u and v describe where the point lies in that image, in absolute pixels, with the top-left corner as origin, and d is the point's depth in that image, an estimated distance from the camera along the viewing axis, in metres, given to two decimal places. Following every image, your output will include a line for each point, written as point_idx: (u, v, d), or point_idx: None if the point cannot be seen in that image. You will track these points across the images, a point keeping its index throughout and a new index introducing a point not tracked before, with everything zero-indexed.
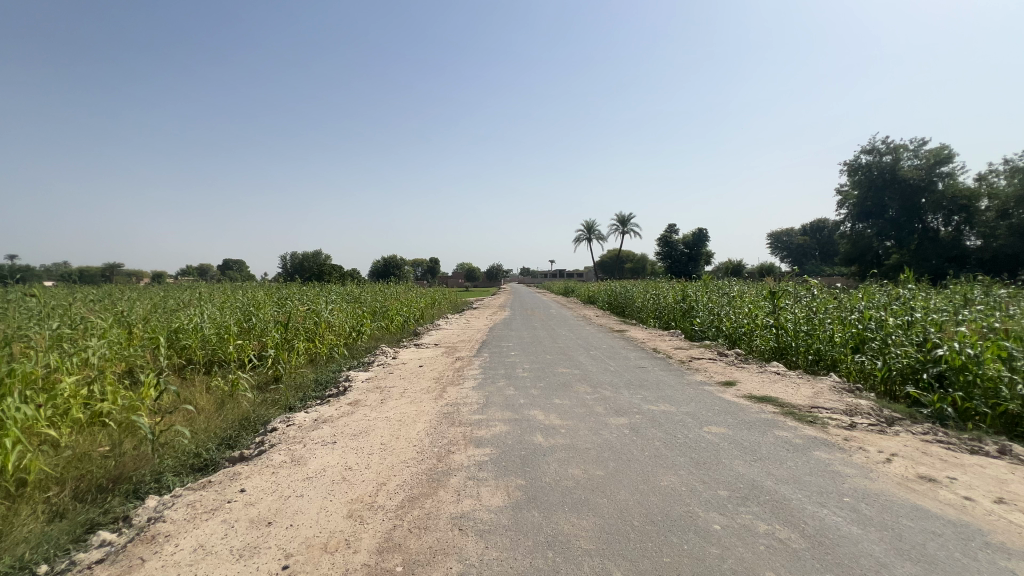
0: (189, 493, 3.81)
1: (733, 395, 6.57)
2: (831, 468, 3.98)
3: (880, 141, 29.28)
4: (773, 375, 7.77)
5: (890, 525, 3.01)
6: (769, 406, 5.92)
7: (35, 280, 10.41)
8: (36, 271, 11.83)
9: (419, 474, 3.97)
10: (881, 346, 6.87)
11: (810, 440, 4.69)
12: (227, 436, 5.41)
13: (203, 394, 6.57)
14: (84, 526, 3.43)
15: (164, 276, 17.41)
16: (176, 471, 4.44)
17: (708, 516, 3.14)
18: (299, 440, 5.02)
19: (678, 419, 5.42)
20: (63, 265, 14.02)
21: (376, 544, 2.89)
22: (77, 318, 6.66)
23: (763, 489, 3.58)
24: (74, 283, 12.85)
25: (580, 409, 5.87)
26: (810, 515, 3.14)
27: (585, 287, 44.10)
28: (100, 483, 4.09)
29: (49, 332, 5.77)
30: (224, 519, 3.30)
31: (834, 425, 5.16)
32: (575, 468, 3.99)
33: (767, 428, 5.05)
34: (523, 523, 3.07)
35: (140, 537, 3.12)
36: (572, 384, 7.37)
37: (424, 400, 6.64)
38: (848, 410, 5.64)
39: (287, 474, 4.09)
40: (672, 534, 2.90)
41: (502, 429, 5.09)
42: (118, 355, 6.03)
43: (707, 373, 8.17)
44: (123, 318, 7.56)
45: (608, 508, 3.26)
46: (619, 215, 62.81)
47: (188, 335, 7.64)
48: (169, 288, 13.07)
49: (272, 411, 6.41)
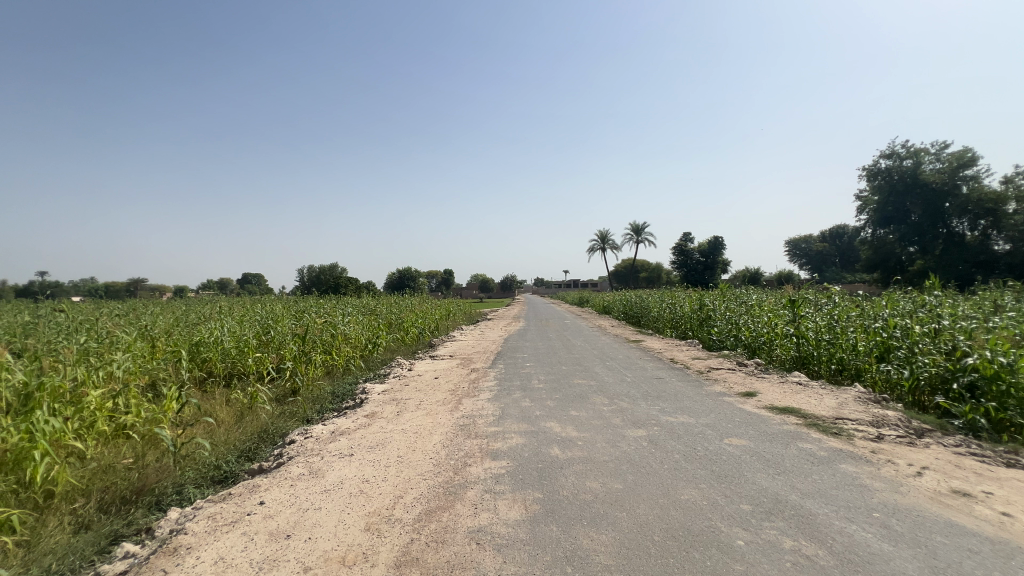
0: (209, 506, 3.84)
1: (754, 406, 6.43)
2: (858, 482, 3.86)
3: (900, 146, 28.64)
4: (795, 386, 7.59)
5: (923, 542, 2.89)
6: (792, 418, 5.77)
7: (65, 295, 10.88)
8: (63, 287, 12.21)
9: (437, 487, 3.95)
10: (907, 355, 6.67)
11: (835, 453, 4.55)
12: (247, 448, 5.47)
13: (224, 407, 6.68)
14: (108, 538, 3.47)
15: (184, 290, 18.09)
16: (197, 483, 4.50)
17: (732, 531, 3.05)
18: (317, 452, 5.06)
19: (698, 431, 5.31)
20: (90, 281, 14.74)
21: (394, 558, 2.87)
22: (103, 333, 6.83)
23: (788, 503, 3.48)
24: (99, 297, 13.49)
25: (597, 421, 5.80)
26: (837, 531, 3.05)
27: (599, 297, 44.16)
28: (124, 495, 4.15)
29: (77, 347, 5.93)
30: (244, 532, 3.33)
31: (860, 436, 5.01)
32: (592, 481, 3.94)
33: (790, 440, 4.93)
34: (541, 537, 3.03)
35: (161, 549, 3.16)
36: (588, 395, 7.28)
37: (440, 412, 6.65)
38: (875, 422, 5.47)
39: (305, 487, 4.11)
40: (694, 550, 2.84)
41: (518, 442, 5.06)
42: (142, 369, 6.17)
43: (726, 383, 8.01)
44: (147, 331, 7.77)
45: (628, 522, 3.21)
46: (634, 226, 63.72)
47: (208, 348, 7.86)
48: (186, 296, 15.79)
49: (290, 424, 6.45)
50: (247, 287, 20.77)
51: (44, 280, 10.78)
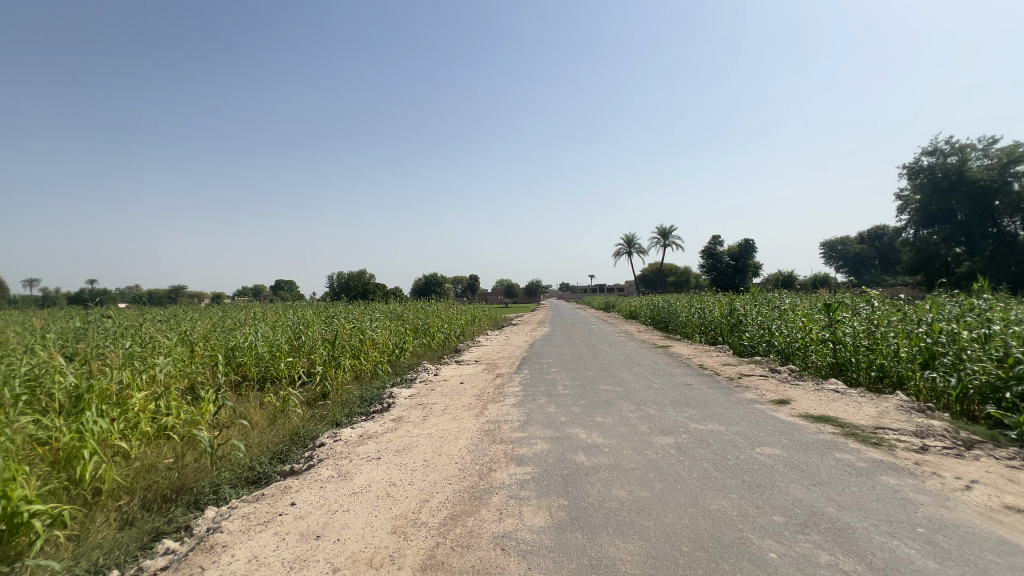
0: (244, 505, 3.98)
1: (787, 414, 6.22)
2: (900, 495, 3.67)
3: (944, 141, 27.37)
4: (832, 394, 7.31)
5: (971, 560, 2.73)
6: (828, 427, 5.56)
7: (112, 301, 11.51)
8: (111, 295, 12.89)
9: (462, 492, 3.97)
10: (954, 362, 6.36)
11: (875, 464, 4.36)
12: (280, 449, 5.65)
13: (258, 410, 6.91)
14: (151, 534, 3.63)
15: (221, 296, 18.85)
16: (232, 483, 4.66)
17: (764, 543, 2.96)
18: (345, 455, 5.17)
19: (728, 439, 5.18)
20: (135, 289, 15.56)
21: (420, 561, 2.90)
22: (147, 338, 7.18)
23: (824, 515, 3.35)
24: (143, 304, 14.22)
25: (623, 428, 5.73)
26: (877, 546, 2.91)
27: (625, 302, 43.73)
28: (165, 493, 4.33)
29: (123, 351, 6.26)
30: (277, 532, 3.43)
31: (902, 447, 4.78)
32: (618, 489, 3.88)
33: (826, 450, 4.75)
34: (567, 545, 3.01)
35: (199, 546, 3.29)
36: (614, 401, 7.20)
37: (466, 417, 6.70)
38: (919, 432, 5.21)
39: (335, 489, 4.21)
40: (724, 561, 2.77)
41: (543, 448, 5.05)
42: (182, 373, 6.46)
43: (759, 390, 7.78)
44: (186, 336, 8.15)
45: (655, 531, 3.15)
46: (661, 228, 62.88)
47: (243, 353, 8.19)
48: (224, 302, 16.37)
49: (320, 427, 6.62)
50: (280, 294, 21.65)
51: (94, 288, 11.45)
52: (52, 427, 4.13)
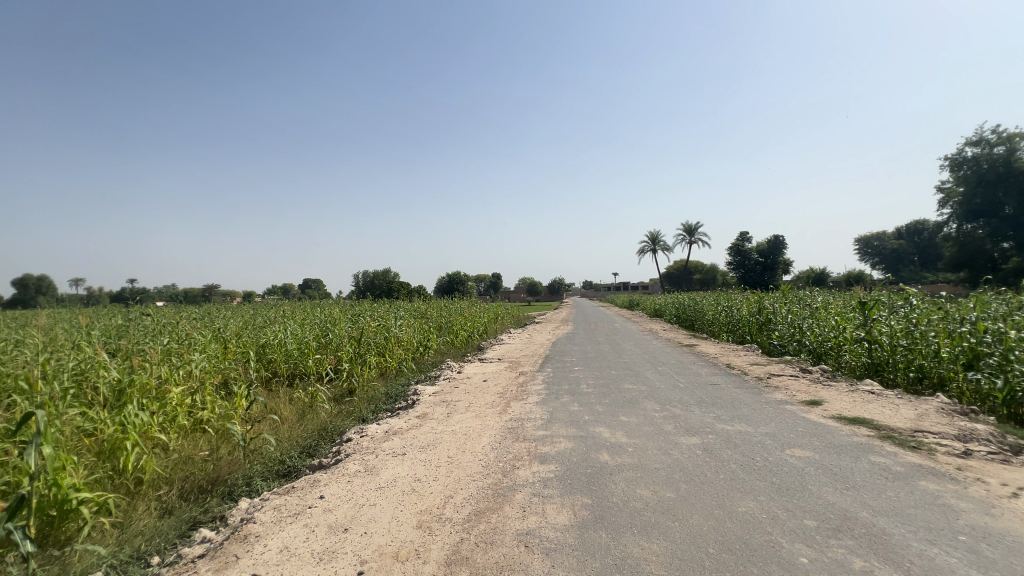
0: (275, 497, 4.11)
1: (819, 415, 6.05)
2: (941, 501, 3.52)
3: (989, 131, 26.01)
4: (867, 395, 7.06)
5: (1018, 571, 2.61)
6: (863, 429, 5.37)
7: (150, 300, 12.02)
8: (149, 293, 13.45)
9: (486, 489, 4.01)
10: (1000, 363, 6.08)
11: (913, 468, 4.19)
12: (309, 444, 5.81)
13: (287, 405, 7.11)
14: (188, 523, 3.79)
15: (252, 295, 19.46)
16: (264, 475, 4.82)
17: (794, 547, 2.89)
18: (372, 450, 5.28)
19: (756, 440, 5.06)
20: (172, 288, 16.24)
21: (445, 556, 2.95)
22: (184, 335, 7.49)
23: (858, 520, 3.24)
24: (180, 302, 14.81)
25: (648, 427, 5.67)
26: (915, 553, 2.81)
27: (649, 301, 43.10)
28: (201, 484, 4.51)
29: (161, 347, 6.54)
30: (306, 523, 3.52)
31: (943, 451, 4.57)
32: (643, 489, 3.84)
33: (861, 453, 4.59)
34: (590, 544, 3.00)
35: (234, 536, 3.41)
36: (639, 400, 7.12)
37: (489, 414, 6.74)
38: (962, 436, 4.99)
39: (362, 483, 4.30)
40: (752, 565, 2.71)
41: (567, 446, 5.04)
42: (216, 369, 6.71)
43: (789, 391, 7.57)
44: (220, 334, 8.43)
45: (681, 533, 3.11)
46: (686, 226, 61.76)
47: (273, 349, 8.45)
48: (255, 300, 16.91)
49: (347, 422, 6.77)
50: (308, 292, 22.25)
51: (134, 287, 11.97)
52: (98, 419, 4.35)
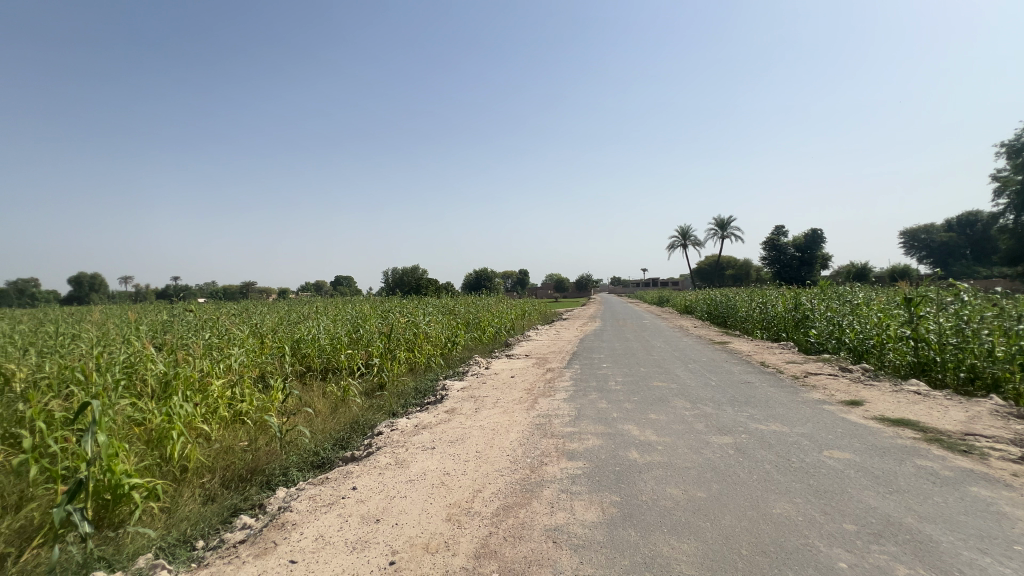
0: (311, 487, 4.24)
1: (860, 416, 5.80)
2: (994, 509, 3.33)
3: None
4: (913, 395, 6.72)
5: None
6: (908, 431, 5.12)
7: (193, 297, 12.60)
8: (192, 291, 14.07)
9: (514, 484, 4.03)
10: None
11: (964, 473, 3.97)
12: (341, 436, 5.97)
13: (321, 398, 7.32)
14: (230, 509, 3.96)
15: (288, 292, 20.09)
16: (300, 466, 4.98)
17: (833, 551, 2.79)
18: (402, 444, 5.38)
19: (792, 441, 4.90)
20: (213, 286, 16.96)
21: (474, 549, 2.99)
22: (224, 330, 7.81)
23: (901, 526, 3.10)
24: (220, 298, 15.44)
25: (679, 426, 5.57)
26: (964, 562, 2.67)
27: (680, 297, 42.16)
28: (241, 473, 4.71)
29: (203, 341, 6.85)
30: (340, 513, 3.64)
31: (997, 456, 4.31)
32: (673, 488, 3.79)
33: (906, 456, 4.38)
34: (619, 541, 2.98)
35: (272, 523, 3.55)
36: (668, 398, 7.01)
37: (516, 410, 6.76)
38: (1018, 440, 4.69)
39: (392, 476, 4.40)
40: (786, 568, 2.64)
41: (595, 443, 5.01)
42: (254, 363, 6.97)
43: (827, 390, 7.29)
44: (257, 329, 8.75)
45: (712, 533, 3.05)
46: (718, 220, 60.08)
47: (307, 344, 8.72)
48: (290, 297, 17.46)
49: (378, 416, 6.92)
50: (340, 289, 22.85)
51: (178, 286, 12.57)
52: (147, 409, 4.59)
